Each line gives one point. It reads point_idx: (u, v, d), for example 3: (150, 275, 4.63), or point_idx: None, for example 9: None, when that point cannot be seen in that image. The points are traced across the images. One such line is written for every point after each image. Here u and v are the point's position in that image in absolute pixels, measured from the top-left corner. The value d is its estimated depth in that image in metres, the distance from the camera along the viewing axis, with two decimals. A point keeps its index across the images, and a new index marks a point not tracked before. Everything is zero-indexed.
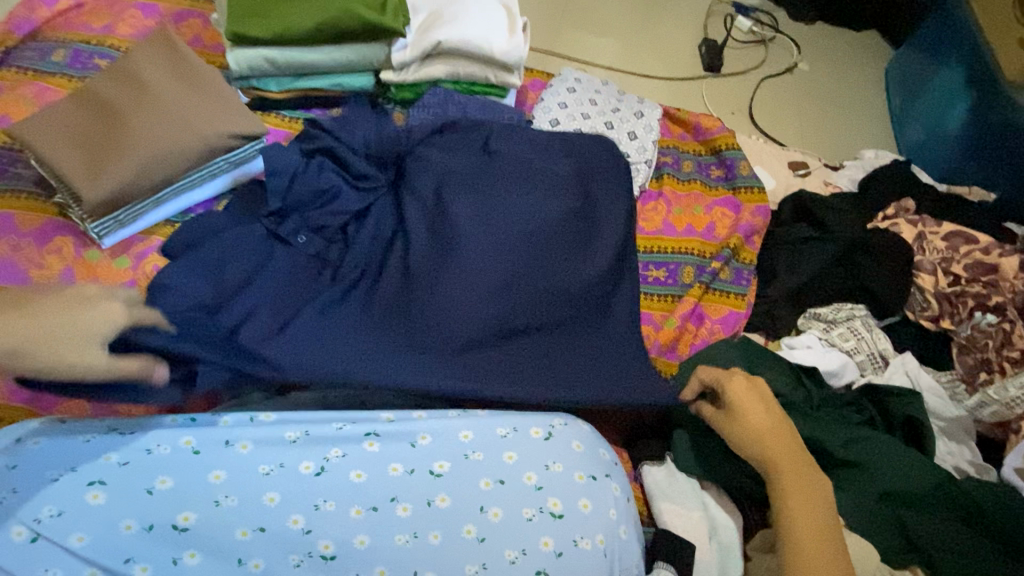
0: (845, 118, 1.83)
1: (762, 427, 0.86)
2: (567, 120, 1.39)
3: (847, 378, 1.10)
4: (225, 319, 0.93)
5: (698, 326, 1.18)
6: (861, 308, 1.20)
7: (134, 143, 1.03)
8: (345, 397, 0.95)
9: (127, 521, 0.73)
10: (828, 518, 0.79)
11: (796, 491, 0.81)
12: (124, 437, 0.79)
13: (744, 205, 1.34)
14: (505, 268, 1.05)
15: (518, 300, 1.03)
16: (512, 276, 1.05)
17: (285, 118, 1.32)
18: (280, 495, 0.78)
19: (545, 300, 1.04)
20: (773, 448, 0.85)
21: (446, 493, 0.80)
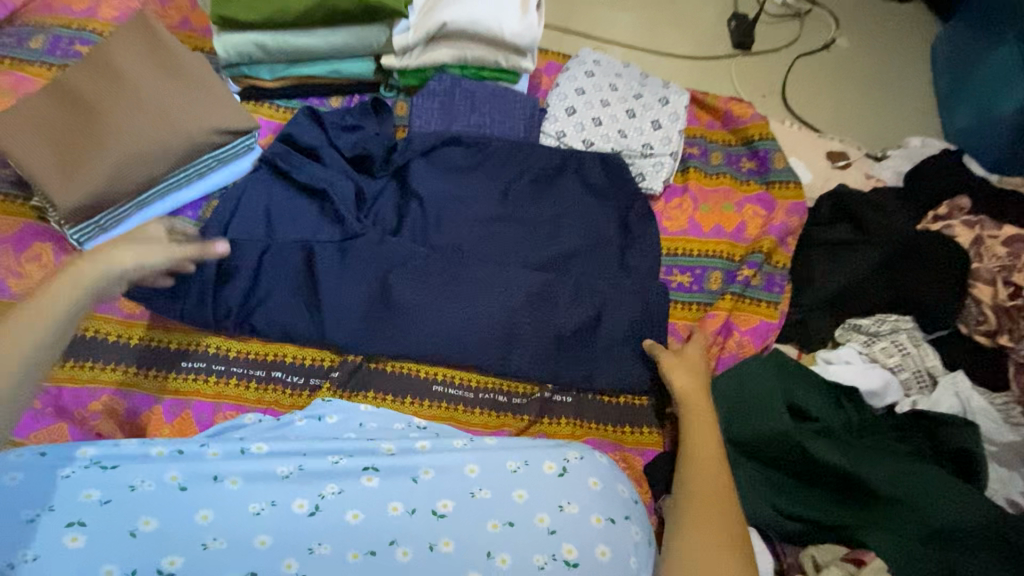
0: (887, 99, 1.68)
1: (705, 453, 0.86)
2: (585, 108, 1.27)
3: (889, 399, 1.02)
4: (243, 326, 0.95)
5: (726, 338, 1.08)
6: (906, 320, 1.09)
7: (113, 140, 0.98)
8: (344, 420, 0.89)
9: (107, 566, 0.67)
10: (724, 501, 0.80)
11: (699, 438, 0.88)
12: (104, 472, 0.74)
13: (777, 201, 1.22)
14: (507, 285, 1.01)
15: (520, 321, 0.99)
16: (513, 293, 1.00)
17: (280, 109, 1.24)
18: (272, 536, 0.72)
19: (550, 322, 1.00)
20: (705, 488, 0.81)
21: (450, 536, 0.74)
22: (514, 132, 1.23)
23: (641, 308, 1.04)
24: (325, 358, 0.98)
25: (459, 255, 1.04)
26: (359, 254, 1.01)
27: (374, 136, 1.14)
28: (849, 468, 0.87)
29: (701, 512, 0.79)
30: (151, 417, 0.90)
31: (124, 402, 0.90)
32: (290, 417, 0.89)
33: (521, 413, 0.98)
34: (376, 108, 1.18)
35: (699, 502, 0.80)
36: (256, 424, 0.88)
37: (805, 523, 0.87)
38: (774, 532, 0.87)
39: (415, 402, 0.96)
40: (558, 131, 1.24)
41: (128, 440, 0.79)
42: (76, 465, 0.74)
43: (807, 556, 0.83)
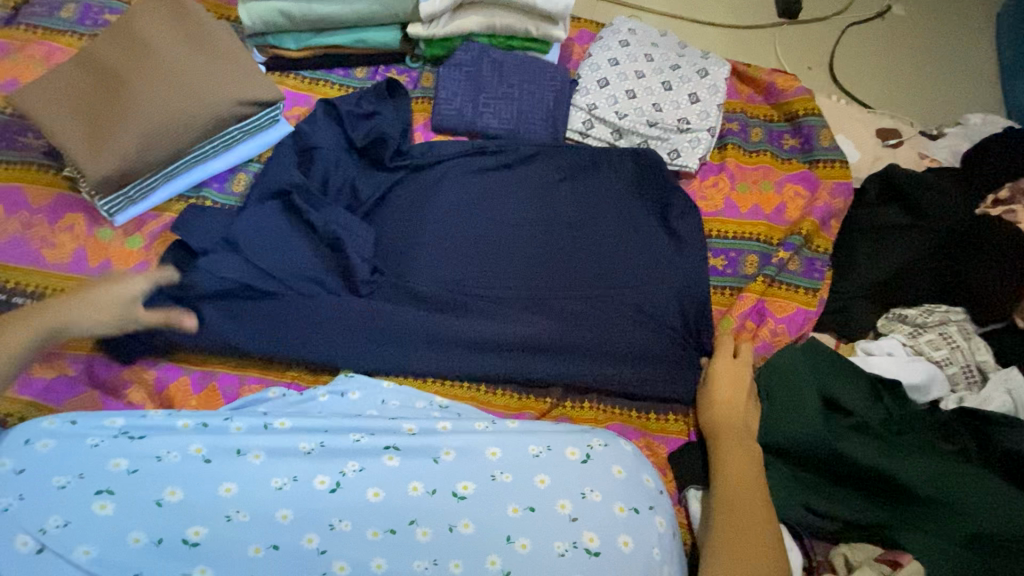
0: (944, 72, 1.56)
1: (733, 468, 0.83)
2: (619, 79, 1.21)
3: (933, 394, 0.96)
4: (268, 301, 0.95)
5: (759, 325, 1.03)
6: (957, 312, 1.03)
7: (140, 111, 0.97)
8: (366, 396, 0.90)
9: (135, 533, 0.69)
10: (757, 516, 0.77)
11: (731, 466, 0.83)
12: (132, 443, 0.75)
13: (822, 181, 1.16)
14: (527, 271, 1.02)
15: (541, 305, 0.99)
16: (531, 279, 1.01)
17: (304, 79, 1.21)
18: (293, 511, 0.72)
19: (570, 307, 0.99)
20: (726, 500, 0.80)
21: (470, 518, 0.73)
22: (542, 105, 1.18)
23: (670, 293, 1.01)
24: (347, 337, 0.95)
25: (482, 237, 1.04)
26: (384, 237, 1.04)
27: (392, 120, 1.12)
28: (889, 467, 0.83)
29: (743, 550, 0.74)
30: (179, 388, 0.91)
31: (153, 372, 0.91)
32: (313, 392, 0.89)
33: (543, 396, 0.96)
34: (392, 91, 1.15)
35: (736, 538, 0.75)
36: (279, 399, 0.89)
37: (838, 520, 0.83)
38: (801, 526, 0.84)
39: (437, 381, 0.95)
40: (590, 103, 1.19)
41: (156, 412, 0.80)
42: (106, 434, 0.76)
43: (837, 555, 0.81)
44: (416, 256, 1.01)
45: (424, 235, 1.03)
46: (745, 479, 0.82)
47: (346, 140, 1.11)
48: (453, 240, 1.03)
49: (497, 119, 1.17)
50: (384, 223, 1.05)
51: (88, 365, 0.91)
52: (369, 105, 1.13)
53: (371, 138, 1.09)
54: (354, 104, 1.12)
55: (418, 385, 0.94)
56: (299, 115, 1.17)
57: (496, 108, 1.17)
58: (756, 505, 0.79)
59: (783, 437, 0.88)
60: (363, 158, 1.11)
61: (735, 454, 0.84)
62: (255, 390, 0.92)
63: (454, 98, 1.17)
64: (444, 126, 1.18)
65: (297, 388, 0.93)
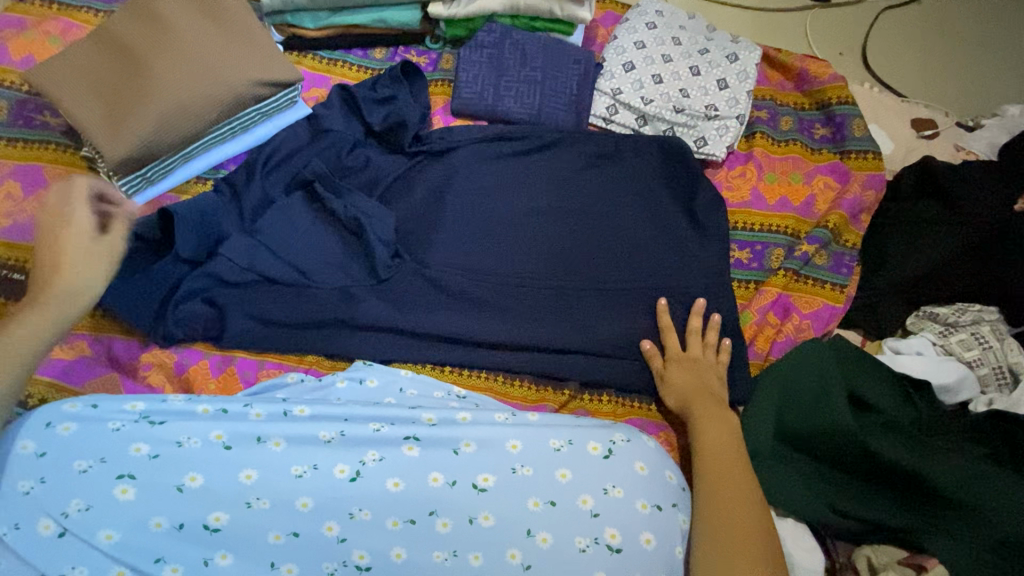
0: (983, 59, 1.50)
1: (728, 461, 0.80)
2: (645, 64, 1.17)
3: (961, 396, 0.94)
4: (287, 285, 0.94)
5: (784, 320, 1.02)
6: (991, 311, 1.01)
7: (158, 92, 0.96)
8: (384, 383, 0.89)
9: (156, 518, 0.70)
10: (761, 510, 0.76)
11: (717, 457, 0.80)
12: (152, 428, 0.75)
13: (853, 172, 1.12)
14: (547, 258, 1.00)
15: (562, 295, 0.98)
16: (552, 268, 0.99)
17: (322, 60, 1.18)
18: (313, 500, 0.72)
19: (592, 299, 0.98)
20: (722, 491, 0.77)
21: (490, 511, 0.73)
22: (565, 89, 1.15)
23: (692, 286, 0.99)
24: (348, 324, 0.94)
25: (504, 224, 1.02)
26: (404, 222, 1.02)
27: (410, 104, 1.09)
28: (917, 470, 0.80)
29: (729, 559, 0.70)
30: (196, 372, 0.90)
31: (169, 356, 0.91)
32: (332, 378, 0.88)
33: (561, 387, 0.95)
34: (406, 73, 1.11)
35: (722, 543, 0.72)
36: (297, 384, 0.88)
37: (861, 522, 0.82)
38: (824, 527, 0.83)
39: (456, 370, 0.94)
40: (614, 88, 1.16)
41: (176, 398, 0.79)
42: (127, 417, 0.76)
43: (860, 556, 0.80)
44: (436, 244, 1.00)
45: (442, 223, 1.01)
46: (729, 475, 0.78)
47: (364, 127, 1.09)
48: (473, 227, 1.01)
49: (519, 103, 1.14)
50: (403, 206, 1.03)
51: (107, 348, 0.91)
52: (387, 88, 1.10)
53: (389, 124, 1.07)
54: (373, 87, 1.09)
55: (436, 374, 0.94)
56: (317, 96, 1.15)
57: (519, 92, 1.14)
58: (745, 512, 0.74)
59: (806, 436, 0.86)
60: (382, 142, 1.09)
61: (726, 447, 0.82)
62: (274, 374, 0.92)
63: (475, 80, 1.15)
64: (465, 110, 1.15)
65: (315, 374, 0.92)
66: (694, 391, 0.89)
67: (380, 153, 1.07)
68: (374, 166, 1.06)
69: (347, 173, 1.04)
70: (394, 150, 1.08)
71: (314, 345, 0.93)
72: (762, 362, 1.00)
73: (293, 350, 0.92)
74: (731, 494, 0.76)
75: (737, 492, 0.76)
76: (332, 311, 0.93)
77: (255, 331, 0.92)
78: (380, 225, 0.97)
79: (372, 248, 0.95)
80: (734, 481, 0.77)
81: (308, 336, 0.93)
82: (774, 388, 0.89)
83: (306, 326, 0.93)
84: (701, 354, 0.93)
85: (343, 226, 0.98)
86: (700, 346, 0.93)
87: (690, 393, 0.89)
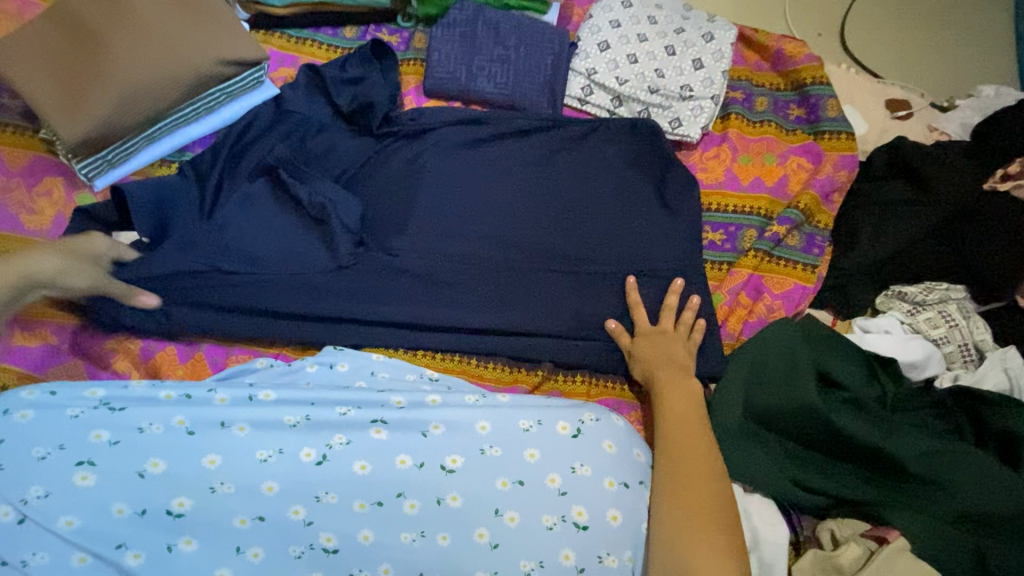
0: (959, 40, 1.50)
1: (693, 439, 0.78)
2: (620, 42, 1.16)
3: (928, 372, 0.95)
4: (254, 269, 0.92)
5: (755, 301, 1.02)
6: (959, 290, 1.01)
7: (117, 71, 0.93)
8: (355, 367, 0.88)
9: (118, 504, 0.70)
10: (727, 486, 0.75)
11: (681, 435, 0.79)
12: (112, 414, 0.74)
13: (827, 153, 1.12)
14: (518, 241, 0.99)
15: (533, 277, 0.98)
16: (524, 250, 0.99)
17: (290, 39, 1.16)
18: (279, 484, 0.73)
19: (563, 281, 0.98)
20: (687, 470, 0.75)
21: (458, 492, 0.73)
22: (539, 68, 1.14)
23: (663, 268, 1.00)
24: (317, 310, 0.93)
25: (475, 206, 1.02)
26: (373, 205, 1.01)
27: (379, 85, 1.07)
28: (883, 445, 0.82)
29: (691, 534, 0.70)
30: (164, 358, 0.90)
31: (135, 343, 0.90)
32: (301, 363, 0.88)
33: (534, 368, 0.95)
34: (377, 55, 1.10)
35: (683, 517, 0.71)
36: (266, 368, 0.88)
37: (829, 497, 0.83)
38: (792, 503, 0.83)
39: (428, 353, 0.94)
40: (589, 68, 1.15)
41: (138, 384, 0.79)
42: (86, 404, 0.75)
43: (824, 530, 0.82)
44: (406, 229, 0.98)
45: (412, 207, 1.00)
46: (693, 453, 0.77)
47: (332, 109, 1.07)
48: (444, 209, 1.01)
49: (492, 84, 1.13)
50: (373, 189, 1.02)
51: (70, 334, 0.89)
52: (359, 71, 1.08)
53: (358, 105, 1.05)
54: (344, 70, 1.08)
55: (408, 358, 0.93)
56: (285, 77, 1.12)
57: (491, 72, 1.13)
58: (709, 483, 0.74)
59: (776, 413, 0.86)
60: (351, 125, 1.07)
61: (690, 426, 0.80)
62: (243, 360, 0.92)
63: (447, 60, 1.13)
64: (436, 90, 1.13)
65: (285, 359, 0.92)
66: (662, 366, 0.89)
67: (350, 136, 1.06)
68: (344, 149, 1.04)
69: (316, 157, 1.03)
70: (364, 132, 1.07)
71: (284, 330, 0.92)
72: (733, 343, 1.00)
73: (262, 336, 0.92)
74: (694, 469, 0.75)
75: (698, 461, 0.76)
76: (300, 296, 0.93)
77: (222, 317, 0.91)
78: (345, 213, 0.96)
79: (336, 235, 0.94)
80: (701, 460, 0.76)
81: (277, 322, 0.92)
82: (741, 366, 0.91)
83: (274, 311, 0.92)
84: (672, 332, 0.93)
85: (309, 213, 0.97)
86: (672, 326, 0.94)
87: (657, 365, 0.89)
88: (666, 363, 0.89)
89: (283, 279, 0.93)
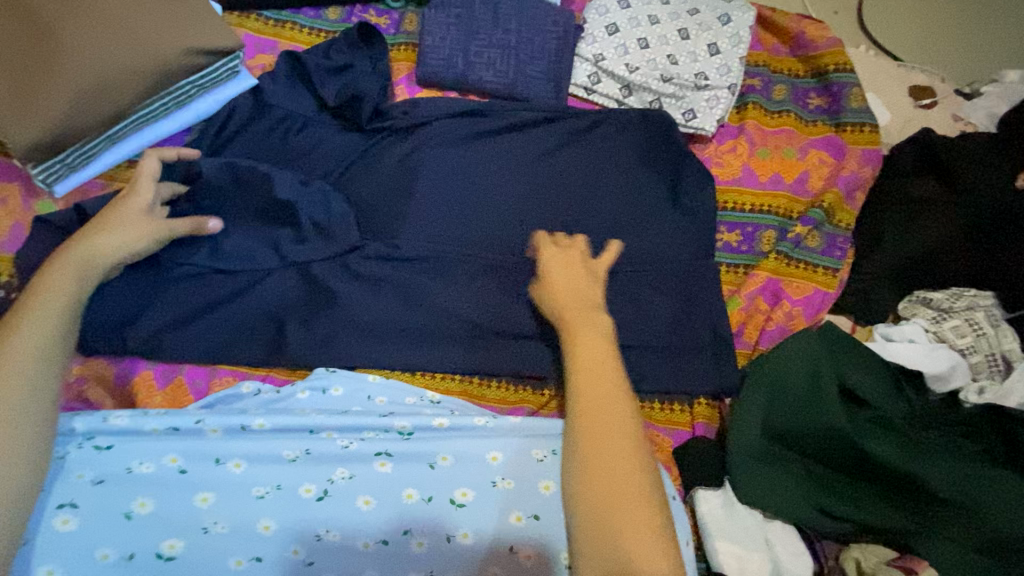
0: (982, 18, 1.42)
1: (602, 379, 0.65)
2: (629, 25, 1.08)
3: (954, 383, 0.91)
4: (239, 285, 0.86)
5: (773, 307, 0.96)
6: (985, 296, 0.97)
7: (72, 64, 0.83)
8: (352, 391, 0.83)
9: (103, 549, 0.64)
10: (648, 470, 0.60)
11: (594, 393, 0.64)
12: (98, 453, 0.70)
13: (849, 147, 1.05)
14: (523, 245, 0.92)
15: None
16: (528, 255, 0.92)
17: (268, 22, 1.05)
18: (277, 522, 0.67)
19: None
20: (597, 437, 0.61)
21: (470, 528, 0.68)
22: (542, 53, 1.05)
23: (677, 275, 0.93)
24: (306, 328, 0.85)
25: (474, 207, 0.94)
26: (365, 207, 0.93)
27: (368, 75, 0.98)
28: (909, 467, 0.77)
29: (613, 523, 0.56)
30: (139, 383, 0.83)
31: (108, 367, 0.83)
32: (291, 389, 0.81)
33: (542, 387, 0.88)
34: (364, 38, 1.01)
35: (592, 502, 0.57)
36: (253, 396, 0.81)
37: (852, 522, 0.79)
38: (812, 529, 0.80)
39: (428, 372, 0.87)
40: (596, 53, 1.07)
41: (120, 417, 0.73)
42: (70, 443, 0.71)
43: (848, 559, 0.77)
44: (401, 233, 0.91)
45: (407, 210, 0.92)
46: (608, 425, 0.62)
47: (317, 101, 0.98)
48: (441, 212, 0.93)
49: (491, 71, 1.04)
50: (364, 190, 0.93)
51: None
52: (344, 59, 0.98)
53: (345, 98, 0.96)
54: (329, 58, 0.98)
55: (406, 378, 0.87)
56: (264, 65, 1.02)
57: (490, 58, 1.04)
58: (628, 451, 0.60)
59: (799, 432, 0.82)
60: (338, 119, 0.98)
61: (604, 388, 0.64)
62: (227, 384, 0.84)
63: (442, 45, 1.03)
64: (431, 79, 1.04)
65: (274, 382, 0.85)
66: (568, 288, 0.77)
67: (337, 131, 0.97)
68: (332, 146, 0.95)
69: (299, 156, 0.94)
70: (353, 126, 0.97)
71: (271, 349, 0.85)
72: (750, 352, 0.96)
73: (247, 356, 0.84)
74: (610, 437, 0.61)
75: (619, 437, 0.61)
76: (291, 310, 0.86)
77: (201, 335, 0.84)
78: (335, 222, 0.89)
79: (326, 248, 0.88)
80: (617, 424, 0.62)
81: (264, 341, 0.85)
82: (756, 379, 0.86)
83: (259, 328, 0.85)
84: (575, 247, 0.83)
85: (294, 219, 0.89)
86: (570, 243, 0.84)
87: (571, 316, 0.73)
88: (574, 273, 0.79)
89: (268, 294, 0.86)
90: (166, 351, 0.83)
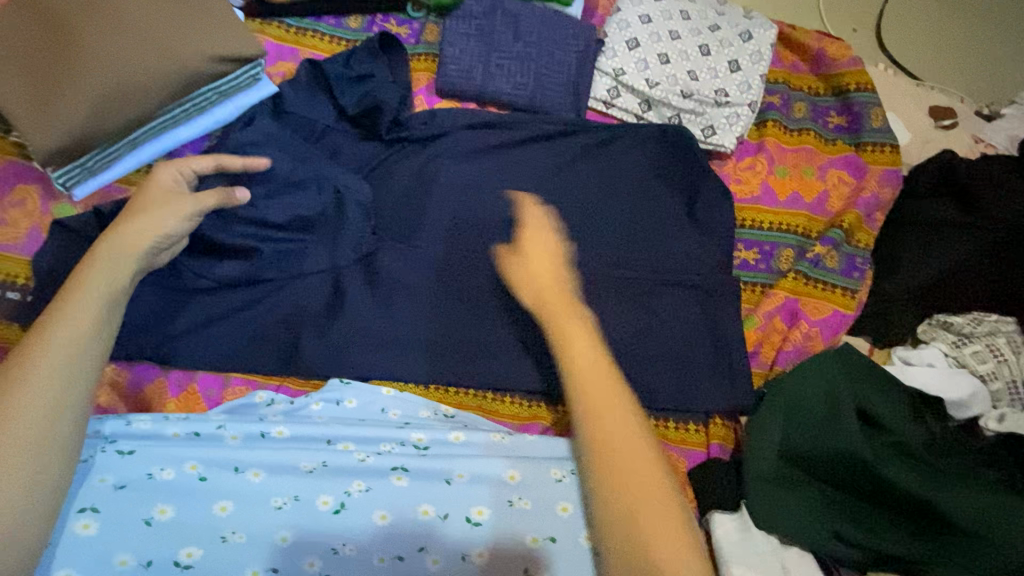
0: (1000, 38, 1.41)
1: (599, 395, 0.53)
2: (650, 40, 1.08)
3: (973, 410, 0.89)
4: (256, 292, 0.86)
5: (791, 327, 0.95)
6: (1007, 321, 0.95)
7: (97, 69, 0.84)
8: (367, 403, 0.82)
9: (122, 555, 0.63)
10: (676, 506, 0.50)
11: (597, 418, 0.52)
12: (121, 458, 0.69)
13: (869, 167, 1.04)
14: None
15: None
16: None
17: (289, 29, 1.05)
18: (293, 534, 0.67)
19: (590, 304, 0.90)
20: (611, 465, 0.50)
21: (485, 546, 0.68)
22: (562, 66, 1.04)
23: (696, 292, 0.92)
24: (321, 338, 0.85)
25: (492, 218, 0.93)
26: (382, 217, 0.92)
27: (389, 84, 0.98)
28: (930, 496, 0.76)
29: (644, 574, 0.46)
30: (153, 389, 0.83)
31: (123, 372, 0.83)
32: (306, 400, 0.81)
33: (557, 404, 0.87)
34: (385, 47, 1.01)
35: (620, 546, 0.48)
36: (267, 405, 0.80)
37: (871, 552, 0.77)
38: (829, 556, 0.78)
39: (442, 387, 0.86)
40: (616, 68, 1.06)
41: (143, 421, 0.73)
42: (93, 447, 0.70)
43: None
44: (419, 244, 0.90)
45: (424, 221, 0.91)
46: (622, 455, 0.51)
47: (336, 110, 0.98)
48: (458, 223, 0.92)
49: (510, 83, 1.03)
50: (381, 199, 0.93)
51: None
52: (364, 68, 0.98)
53: (365, 107, 0.95)
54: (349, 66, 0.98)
55: (420, 392, 0.86)
56: (285, 72, 1.02)
57: (510, 70, 1.03)
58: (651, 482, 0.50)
59: (820, 457, 0.81)
60: (357, 128, 0.98)
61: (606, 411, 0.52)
62: (241, 393, 0.84)
63: (461, 55, 1.03)
64: (450, 89, 1.04)
65: (288, 392, 0.84)
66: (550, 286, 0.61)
67: (357, 140, 0.97)
68: (351, 155, 0.95)
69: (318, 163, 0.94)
70: (372, 135, 0.97)
71: (285, 359, 0.84)
72: (765, 372, 0.95)
73: (262, 365, 0.84)
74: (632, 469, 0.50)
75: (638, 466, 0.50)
76: (307, 320, 0.86)
77: (217, 342, 0.84)
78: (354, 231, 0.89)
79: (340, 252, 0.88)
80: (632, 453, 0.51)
81: (278, 350, 0.85)
82: (776, 401, 0.85)
83: (275, 338, 0.85)
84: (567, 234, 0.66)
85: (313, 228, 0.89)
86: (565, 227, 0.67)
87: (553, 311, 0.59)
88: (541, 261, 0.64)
89: (285, 303, 0.86)
90: (182, 359, 0.83)
